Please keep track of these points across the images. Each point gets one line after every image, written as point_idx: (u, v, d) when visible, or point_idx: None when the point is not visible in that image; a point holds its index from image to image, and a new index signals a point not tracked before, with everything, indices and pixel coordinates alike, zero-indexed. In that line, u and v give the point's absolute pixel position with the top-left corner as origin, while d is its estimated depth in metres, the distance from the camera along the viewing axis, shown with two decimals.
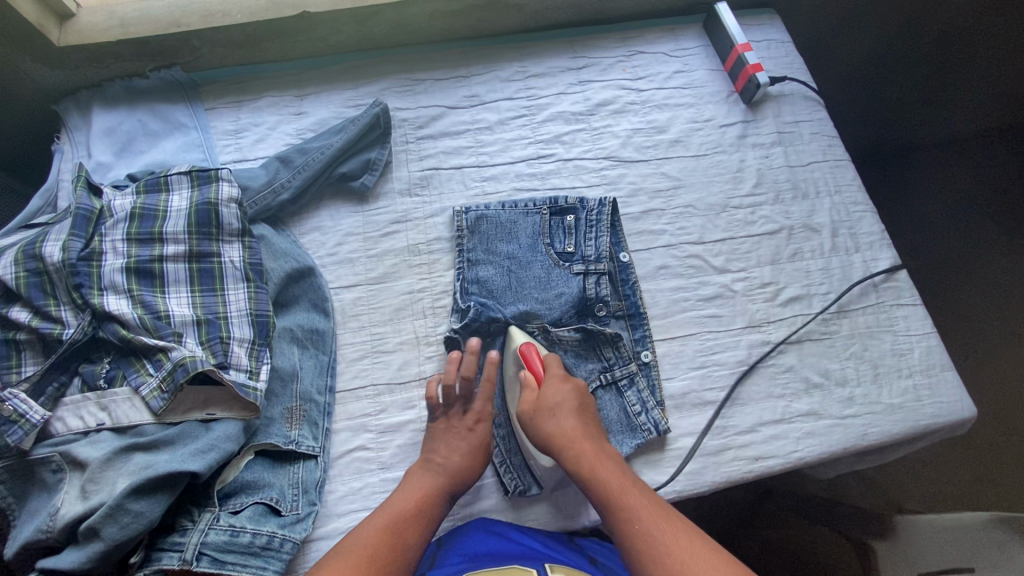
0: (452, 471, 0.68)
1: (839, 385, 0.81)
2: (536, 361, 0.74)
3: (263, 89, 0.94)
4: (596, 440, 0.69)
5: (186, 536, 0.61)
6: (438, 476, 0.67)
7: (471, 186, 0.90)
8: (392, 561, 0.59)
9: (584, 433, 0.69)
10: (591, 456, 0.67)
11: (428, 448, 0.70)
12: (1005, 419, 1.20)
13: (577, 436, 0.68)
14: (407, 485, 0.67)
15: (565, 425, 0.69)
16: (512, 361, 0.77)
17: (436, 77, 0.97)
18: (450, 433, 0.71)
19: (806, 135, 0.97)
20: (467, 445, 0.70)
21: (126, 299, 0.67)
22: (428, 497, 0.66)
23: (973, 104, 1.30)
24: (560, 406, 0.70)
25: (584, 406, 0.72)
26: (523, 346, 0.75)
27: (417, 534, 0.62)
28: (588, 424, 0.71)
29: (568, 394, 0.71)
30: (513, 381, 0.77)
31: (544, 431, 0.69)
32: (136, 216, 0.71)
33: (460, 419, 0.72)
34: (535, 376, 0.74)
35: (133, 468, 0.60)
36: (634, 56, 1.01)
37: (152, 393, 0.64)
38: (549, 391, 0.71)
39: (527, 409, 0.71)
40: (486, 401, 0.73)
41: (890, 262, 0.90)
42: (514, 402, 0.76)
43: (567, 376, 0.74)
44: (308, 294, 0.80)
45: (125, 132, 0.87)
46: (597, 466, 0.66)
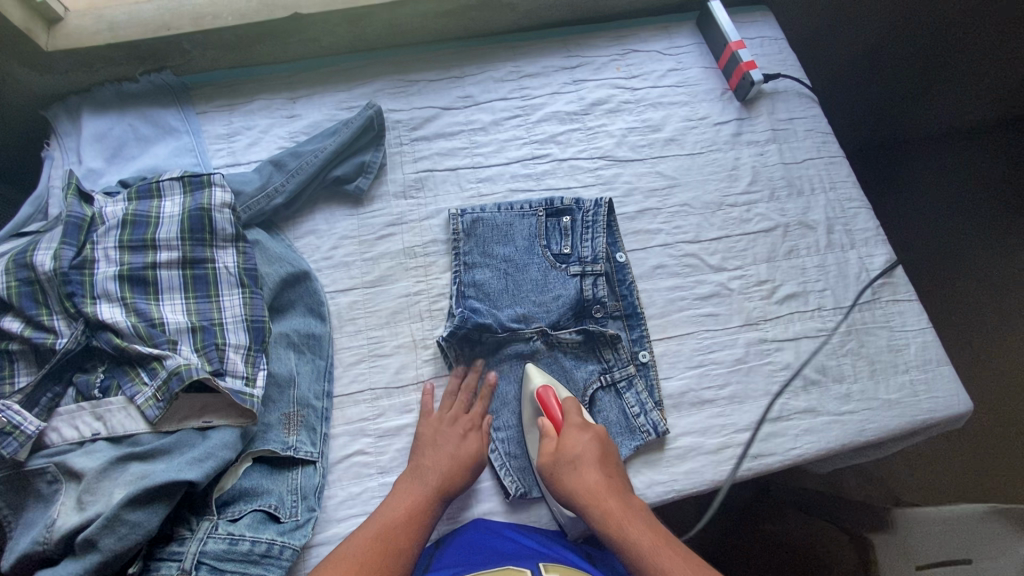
0: (448, 477, 0.68)
1: (837, 381, 0.82)
2: (554, 407, 0.72)
3: (254, 93, 0.93)
4: (624, 495, 0.67)
5: (184, 546, 0.61)
6: (432, 483, 0.67)
7: (466, 188, 0.89)
8: (389, 567, 0.60)
9: (609, 487, 0.67)
10: (619, 515, 0.64)
11: (420, 453, 0.70)
12: (1000, 411, 1.21)
13: (604, 493, 0.66)
14: (403, 489, 0.67)
15: (589, 480, 0.66)
16: (528, 405, 0.75)
17: (429, 78, 0.96)
18: (445, 440, 0.71)
19: (800, 132, 0.97)
20: (459, 452, 0.70)
21: (119, 307, 0.66)
22: (422, 502, 0.66)
23: (967, 101, 1.30)
24: (582, 459, 0.68)
25: (607, 455, 0.69)
26: (541, 390, 0.74)
27: (413, 540, 0.63)
28: (614, 477, 0.68)
29: (589, 444, 0.69)
30: (530, 425, 0.75)
31: (567, 488, 0.67)
32: (128, 223, 0.70)
33: (451, 424, 0.73)
34: (554, 424, 0.71)
35: (129, 478, 0.59)
36: (628, 55, 1.01)
37: (148, 402, 0.63)
38: (569, 440, 0.69)
39: (547, 461, 0.69)
40: (480, 412, 0.75)
41: (885, 258, 0.90)
42: (533, 447, 0.74)
43: (587, 423, 0.72)
44: (303, 298, 0.80)
45: (116, 137, 0.86)
46: (624, 522, 0.64)
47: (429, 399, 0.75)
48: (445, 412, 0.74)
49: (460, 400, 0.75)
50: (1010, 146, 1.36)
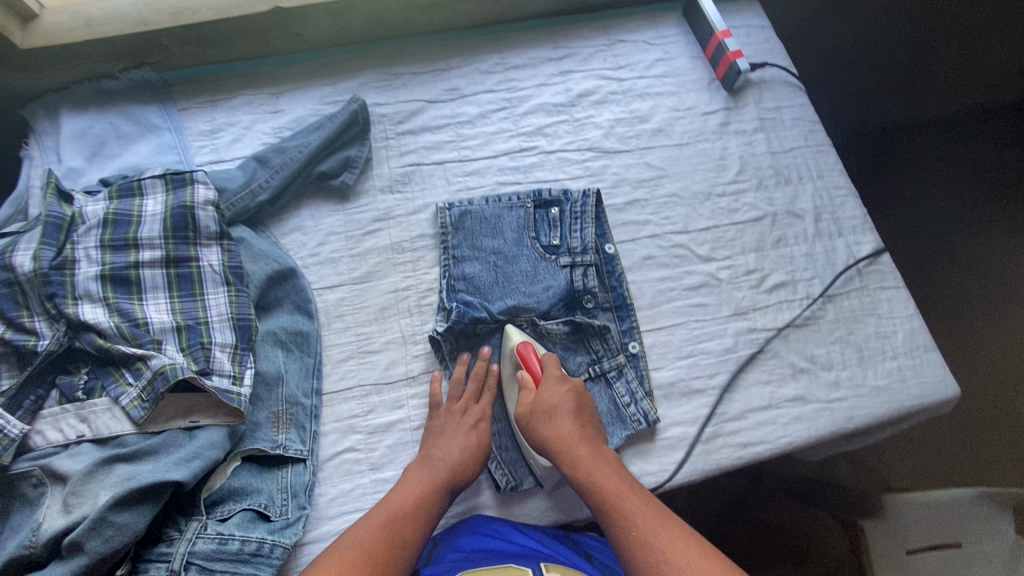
0: (455, 467, 0.68)
1: (825, 369, 0.82)
2: (534, 361, 0.74)
3: (237, 88, 0.92)
4: (595, 442, 0.68)
5: (173, 547, 0.61)
6: (441, 473, 0.67)
7: (454, 181, 0.89)
8: (394, 558, 0.60)
9: (580, 434, 0.68)
10: (588, 460, 0.66)
11: (429, 442, 0.71)
12: (989, 395, 1.22)
13: (575, 440, 0.67)
14: (407, 482, 0.67)
15: (562, 428, 0.68)
16: (509, 362, 0.76)
17: (414, 71, 0.95)
18: (455, 430, 0.71)
19: (787, 121, 0.97)
20: (467, 443, 0.70)
21: (102, 308, 0.65)
22: (431, 492, 0.66)
23: (953, 86, 1.30)
24: (557, 408, 0.69)
25: (582, 406, 0.71)
26: (522, 346, 0.75)
27: (419, 530, 0.63)
28: (587, 425, 0.70)
29: (566, 395, 0.70)
30: (511, 381, 0.76)
31: (541, 434, 0.69)
32: (109, 222, 0.69)
33: (461, 416, 0.73)
34: (533, 376, 0.73)
35: (115, 480, 0.59)
36: (614, 45, 1.01)
37: (132, 403, 0.62)
38: (547, 392, 0.71)
39: (525, 410, 0.71)
40: (489, 403, 0.75)
41: (873, 245, 0.90)
42: (512, 402, 0.75)
43: (565, 376, 0.73)
44: (290, 296, 0.79)
45: (97, 135, 0.85)
46: (592, 470, 0.66)
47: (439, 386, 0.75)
48: (453, 400, 0.74)
49: (470, 389, 0.75)
50: (1001, 131, 1.36)
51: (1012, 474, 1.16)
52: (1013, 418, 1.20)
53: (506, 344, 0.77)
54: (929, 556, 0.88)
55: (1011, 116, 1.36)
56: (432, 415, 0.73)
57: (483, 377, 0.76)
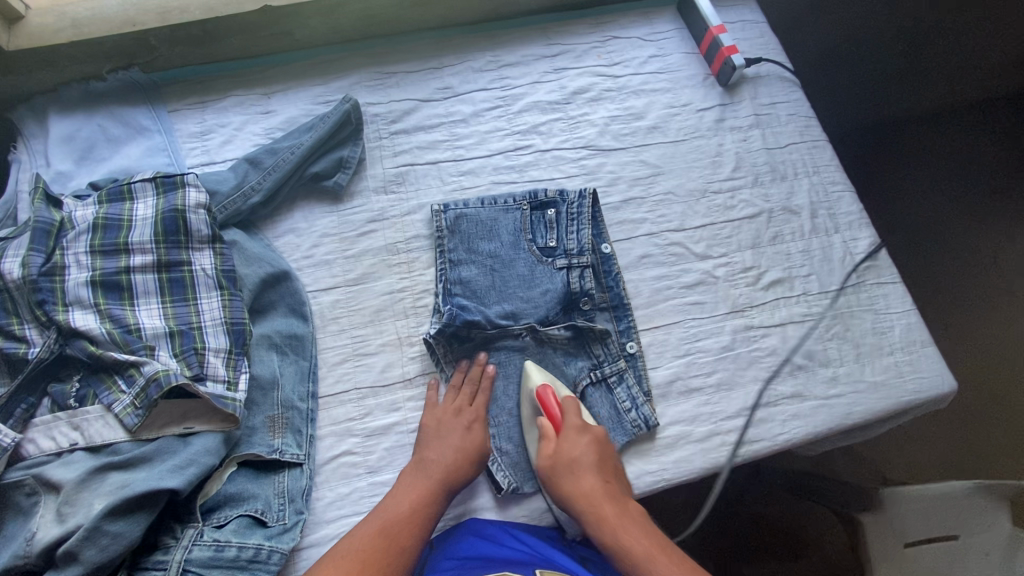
0: (451, 469, 0.68)
1: (823, 365, 0.82)
2: (553, 406, 0.72)
3: (227, 89, 0.91)
4: (620, 499, 0.68)
5: (169, 554, 0.60)
6: (435, 476, 0.67)
7: (448, 181, 0.88)
8: (390, 565, 0.60)
9: (604, 491, 0.67)
10: (614, 521, 0.65)
11: (424, 445, 0.70)
12: (984, 387, 1.23)
13: (600, 498, 0.67)
14: (403, 485, 0.67)
15: (586, 485, 0.67)
16: (528, 405, 0.75)
17: (407, 69, 0.94)
18: (450, 432, 0.71)
19: (782, 117, 0.97)
20: (461, 444, 0.70)
21: (93, 314, 0.64)
22: (427, 496, 0.66)
23: (939, 79, 1.32)
24: (580, 463, 0.68)
25: (604, 458, 0.70)
26: (540, 389, 0.73)
27: (416, 536, 0.63)
28: (611, 479, 0.69)
29: (587, 448, 0.70)
30: (530, 424, 0.75)
31: (564, 491, 0.68)
32: (98, 227, 0.68)
33: (455, 417, 0.72)
34: (553, 423, 0.72)
35: (109, 488, 0.58)
36: (609, 42, 1.00)
37: (126, 410, 0.62)
38: (568, 444, 0.70)
39: (545, 463, 0.69)
40: (483, 404, 0.74)
41: (869, 241, 0.90)
42: (530, 446, 0.74)
43: (585, 425, 0.72)
44: (285, 299, 0.78)
45: (85, 138, 0.84)
46: (619, 529, 0.65)
47: (436, 393, 0.75)
48: (449, 402, 0.74)
49: (465, 392, 0.74)
50: (994, 124, 1.36)
51: (1009, 465, 1.17)
52: (1010, 410, 1.21)
53: (524, 384, 0.76)
54: (926, 549, 0.89)
55: (1002, 110, 1.36)
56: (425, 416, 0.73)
57: (478, 379, 0.76)
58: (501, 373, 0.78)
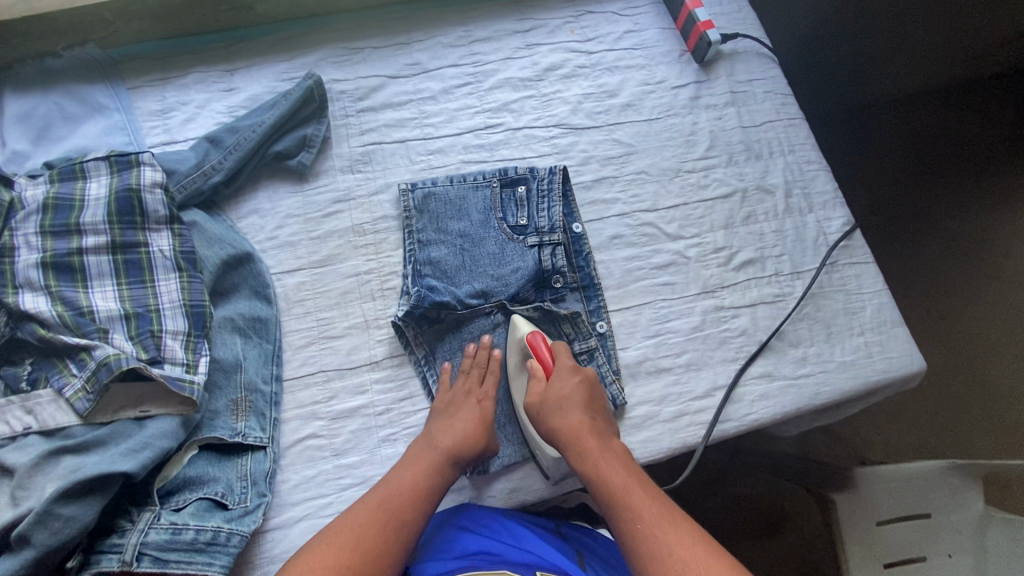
0: (460, 444, 0.68)
1: (793, 346, 0.82)
2: (543, 350, 0.74)
3: (188, 65, 0.88)
4: (606, 436, 0.69)
5: (125, 537, 0.59)
6: (443, 447, 0.68)
7: (416, 160, 0.86)
8: (386, 539, 0.61)
9: (589, 426, 0.69)
10: (596, 453, 0.67)
11: (435, 424, 0.70)
12: (962, 366, 1.23)
13: (583, 430, 0.68)
14: (407, 461, 0.68)
15: (570, 419, 0.69)
16: (516, 353, 0.76)
17: (374, 45, 0.92)
18: (462, 408, 0.71)
19: (759, 94, 0.95)
20: (471, 419, 0.70)
21: (44, 296, 0.63)
22: (433, 469, 0.67)
23: (935, 57, 1.28)
24: (567, 399, 0.70)
25: (593, 400, 0.71)
26: (529, 337, 0.75)
27: (419, 508, 0.64)
28: (597, 416, 0.70)
29: (576, 387, 0.71)
30: (519, 372, 0.76)
31: (550, 425, 0.69)
32: (49, 207, 0.66)
33: (466, 396, 0.73)
34: (543, 366, 0.74)
35: (62, 471, 0.57)
36: (583, 17, 0.97)
37: (77, 394, 0.60)
38: (557, 383, 0.71)
39: (534, 401, 0.71)
40: (494, 385, 0.74)
41: (843, 221, 0.89)
42: (519, 392, 0.76)
43: (576, 367, 0.74)
44: (248, 280, 0.77)
45: (41, 116, 0.81)
46: (599, 461, 0.67)
47: (449, 375, 0.75)
48: (460, 383, 0.74)
49: (474, 374, 0.75)
50: (978, 105, 1.37)
51: (982, 444, 1.18)
52: (984, 390, 1.22)
53: (512, 333, 0.77)
54: (901, 526, 0.90)
55: (982, 92, 1.37)
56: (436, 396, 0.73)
57: (485, 363, 0.76)
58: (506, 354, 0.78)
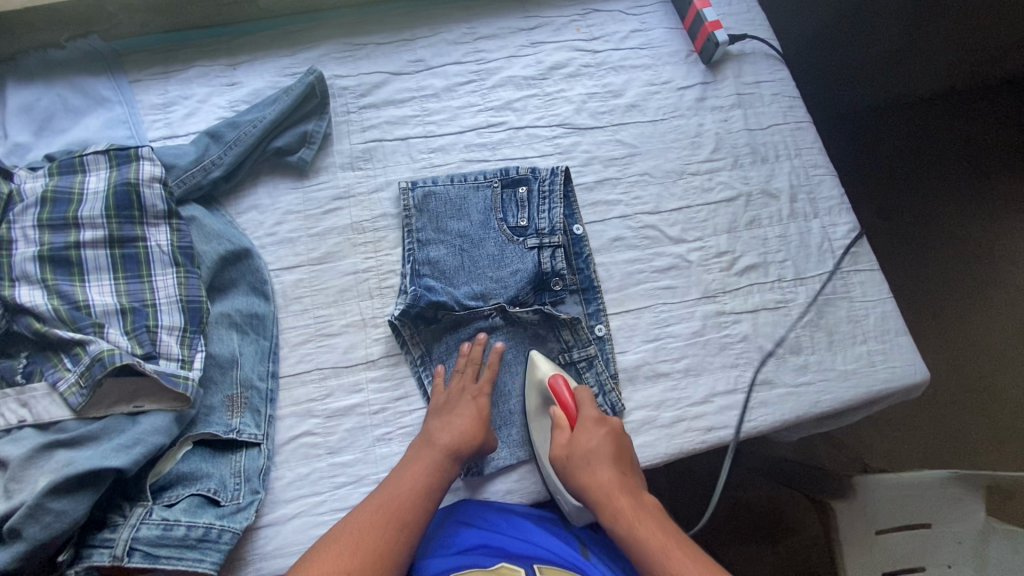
0: (458, 441, 0.68)
1: (794, 353, 0.81)
2: (567, 397, 0.72)
3: (191, 59, 0.88)
4: (636, 492, 0.67)
5: (117, 532, 0.59)
6: (442, 446, 0.68)
7: (417, 157, 0.85)
8: (387, 543, 0.61)
9: (620, 483, 0.67)
10: (629, 515, 0.66)
11: (432, 422, 0.70)
12: (967, 374, 1.22)
13: (614, 489, 0.67)
14: (408, 463, 0.67)
15: (600, 476, 0.67)
16: (537, 395, 0.75)
17: (378, 41, 0.91)
18: (460, 406, 0.71)
19: (766, 96, 0.93)
20: (469, 418, 0.70)
21: (40, 290, 0.63)
22: (433, 466, 0.67)
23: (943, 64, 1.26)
24: (596, 454, 0.68)
25: (621, 450, 0.69)
26: (550, 379, 0.73)
27: (421, 506, 0.64)
28: (627, 471, 0.69)
29: (604, 439, 0.69)
30: (538, 414, 0.75)
31: (580, 483, 0.68)
32: (47, 200, 0.66)
33: (462, 394, 0.72)
34: (567, 415, 0.72)
35: (55, 465, 0.57)
36: (589, 15, 0.96)
37: (70, 389, 0.60)
38: (583, 435, 0.69)
39: (560, 454, 0.69)
40: (489, 381, 0.74)
41: (849, 227, 0.88)
42: (539, 435, 0.74)
43: (602, 417, 0.71)
44: (246, 276, 0.77)
45: (43, 108, 0.81)
46: (635, 523, 0.65)
47: (442, 378, 0.74)
48: (456, 382, 0.73)
49: (469, 372, 0.74)
50: (992, 109, 1.34)
51: (984, 454, 1.17)
52: (987, 398, 1.20)
53: (533, 372, 0.75)
54: (901, 536, 0.89)
55: (993, 95, 1.35)
56: (432, 396, 0.73)
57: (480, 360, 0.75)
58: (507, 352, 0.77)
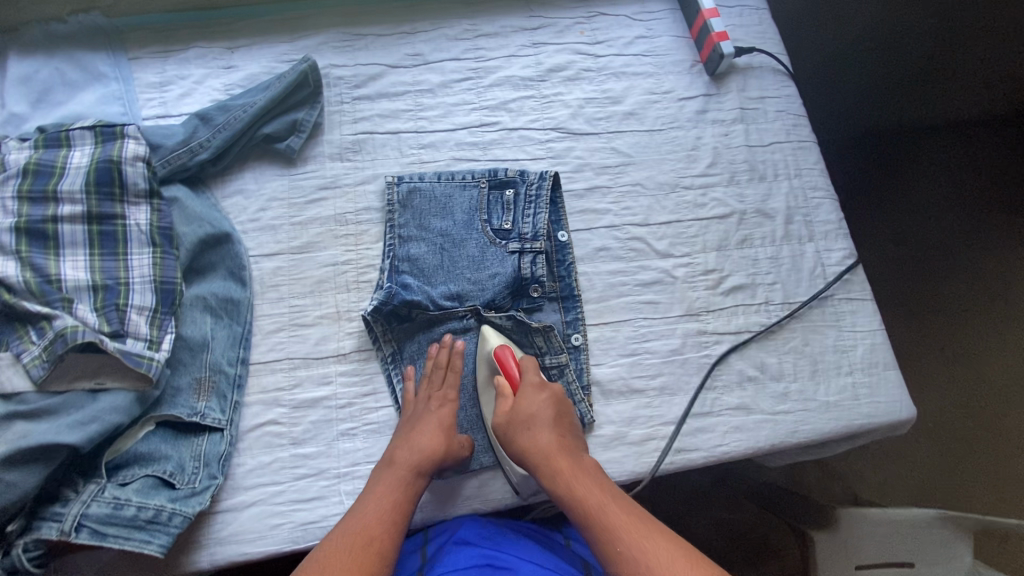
0: (424, 456, 0.66)
1: (775, 379, 0.78)
2: (511, 365, 0.72)
3: (191, 40, 0.88)
4: (574, 450, 0.67)
5: (67, 507, 0.60)
6: (408, 461, 0.66)
7: (407, 153, 0.85)
8: (363, 564, 0.58)
9: (559, 445, 0.67)
10: (567, 473, 0.65)
11: (398, 439, 0.69)
12: (974, 411, 1.17)
13: (553, 449, 0.66)
14: (376, 482, 0.65)
15: (540, 439, 0.67)
16: (485, 367, 0.75)
17: (377, 32, 0.90)
18: (427, 417, 0.70)
19: (770, 113, 0.91)
20: (432, 428, 0.68)
21: (13, 261, 0.64)
22: (403, 482, 0.65)
23: (964, 92, 1.22)
24: (536, 418, 0.68)
25: (562, 416, 0.70)
26: (498, 349, 0.73)
27: (390, 520, 0.62)
28: (567, 435, 0.68)
29: (544, 403, 0.69)
30: (486, 387, 0.74)
31: (519, 446, 0.67)
32: (29, 172, 0.67)
33: (426, 404, 0.71)
34: (511, 383, 0.71)
35: (9, 437, 0.57)
36: (595, 18, 0.94)
37: (33, 361, 0.61)
38: (524, 400, 0.69)
39: (503, 420, 0.69)
40: (453, 386, 0.73)
41: (844, 253, 0.85)
42: (489, 408, 0.74)
43: (544, 384, 0.72)
44: (225, 260, 0.77)
45: (42, 81, 0.82)
46: (571, 479, 0.65)
47: (411, 381, 0.73)
48: (423, 389, 0.72)
49: (435, 377, 0.73)
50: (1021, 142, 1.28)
51: (985, 497, 1.12)
52: (993, 439, 1.16)
53: (482, 346, 0.75)
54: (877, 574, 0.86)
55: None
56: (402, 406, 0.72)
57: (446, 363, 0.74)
58: (472, 349, 0.76)
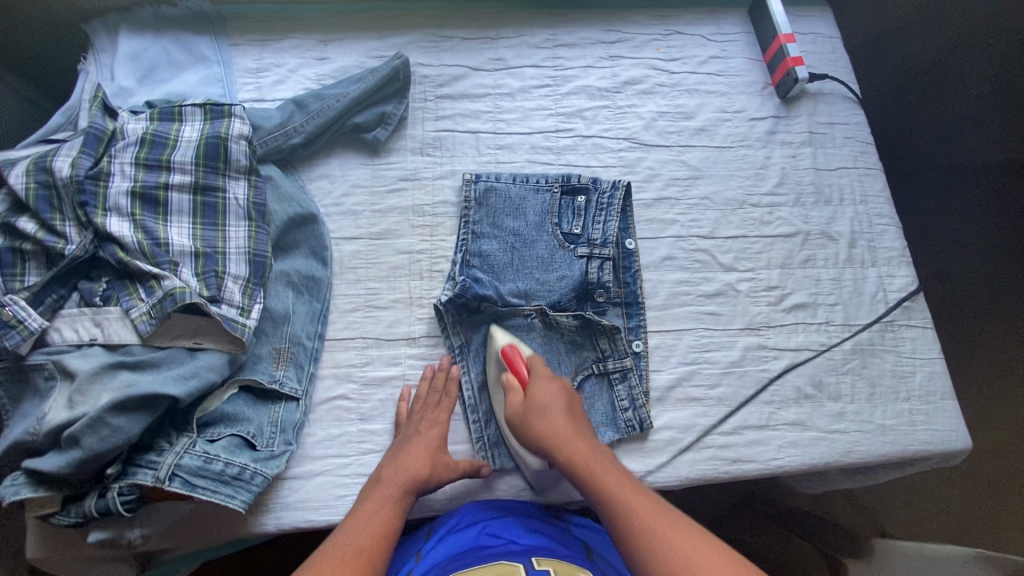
0: (413, 478, 0.66)
1: (832, 398, 0.79)
2: (519, 363, 0.72)
3: (287, 31, 0.93)
4: (587, 438, 0.67)
5: (161, 457, 0.63)
6: (399, 479, 0.66)
7: (484, 152, 0.88)
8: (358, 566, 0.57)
9: (574, 430, 0.67)
10: (586, 453, 0.65)
11: (387, 460, 0.68)
12: (1016, 461, 1.16)
13: (569, 435, 0.66)
14: (366, 497, 0.65)
15: (555, 424, 0.67)
16: (495, 365, 0.76)
17: (463, 35, 0.94)
18: (418, 440, 0.69)
19: (838, 138, 0.93)
20: (422, 450, 0.68)
21: (128, 222, 0.68)
22: (392, 498, 0.64)
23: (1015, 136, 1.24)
24: (550, 405, 0.68)
25: (573, 407, 0.70)
26: (508, 349, 0.74)
27: (381, 531, 0.61)
28: (578, 423, 0.68)
29: (557, 393, 0.69)
30: (497, 386, 0.75)
31: (535, 433, 0.67)
32: (146, 142, 0.72)
33: (418, 423, 0.71)
34: (519, 379, 0.72)
35: (116, 385, 0.61)
36: (671, 36, 0.97)
37: (141, 317, 0.65)
38: (537, 390, 0.69)
39: (516, 413, 0.69)
40: (447, 409, 0.73)
41: (907, 280, 0.86)
42: (500, 407, 0.74)
43: (553, 376, 0.72)
44: (309, 241, 0.80)
45: (149, 59, 0.87)
46: (591, 464, 0.64)
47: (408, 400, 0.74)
48: (418, 409, 0.72)
49: (431, 399, 0.73)
50: None
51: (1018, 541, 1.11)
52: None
53: (491, 344, 0.77)
54: None
55: None
56: (397, 433, 0.71)
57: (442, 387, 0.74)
58: None
